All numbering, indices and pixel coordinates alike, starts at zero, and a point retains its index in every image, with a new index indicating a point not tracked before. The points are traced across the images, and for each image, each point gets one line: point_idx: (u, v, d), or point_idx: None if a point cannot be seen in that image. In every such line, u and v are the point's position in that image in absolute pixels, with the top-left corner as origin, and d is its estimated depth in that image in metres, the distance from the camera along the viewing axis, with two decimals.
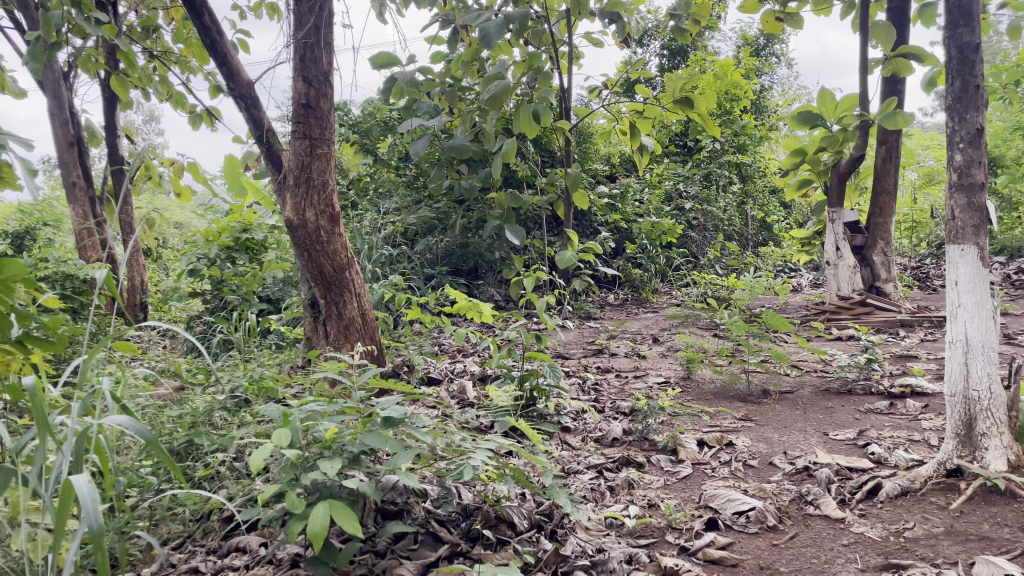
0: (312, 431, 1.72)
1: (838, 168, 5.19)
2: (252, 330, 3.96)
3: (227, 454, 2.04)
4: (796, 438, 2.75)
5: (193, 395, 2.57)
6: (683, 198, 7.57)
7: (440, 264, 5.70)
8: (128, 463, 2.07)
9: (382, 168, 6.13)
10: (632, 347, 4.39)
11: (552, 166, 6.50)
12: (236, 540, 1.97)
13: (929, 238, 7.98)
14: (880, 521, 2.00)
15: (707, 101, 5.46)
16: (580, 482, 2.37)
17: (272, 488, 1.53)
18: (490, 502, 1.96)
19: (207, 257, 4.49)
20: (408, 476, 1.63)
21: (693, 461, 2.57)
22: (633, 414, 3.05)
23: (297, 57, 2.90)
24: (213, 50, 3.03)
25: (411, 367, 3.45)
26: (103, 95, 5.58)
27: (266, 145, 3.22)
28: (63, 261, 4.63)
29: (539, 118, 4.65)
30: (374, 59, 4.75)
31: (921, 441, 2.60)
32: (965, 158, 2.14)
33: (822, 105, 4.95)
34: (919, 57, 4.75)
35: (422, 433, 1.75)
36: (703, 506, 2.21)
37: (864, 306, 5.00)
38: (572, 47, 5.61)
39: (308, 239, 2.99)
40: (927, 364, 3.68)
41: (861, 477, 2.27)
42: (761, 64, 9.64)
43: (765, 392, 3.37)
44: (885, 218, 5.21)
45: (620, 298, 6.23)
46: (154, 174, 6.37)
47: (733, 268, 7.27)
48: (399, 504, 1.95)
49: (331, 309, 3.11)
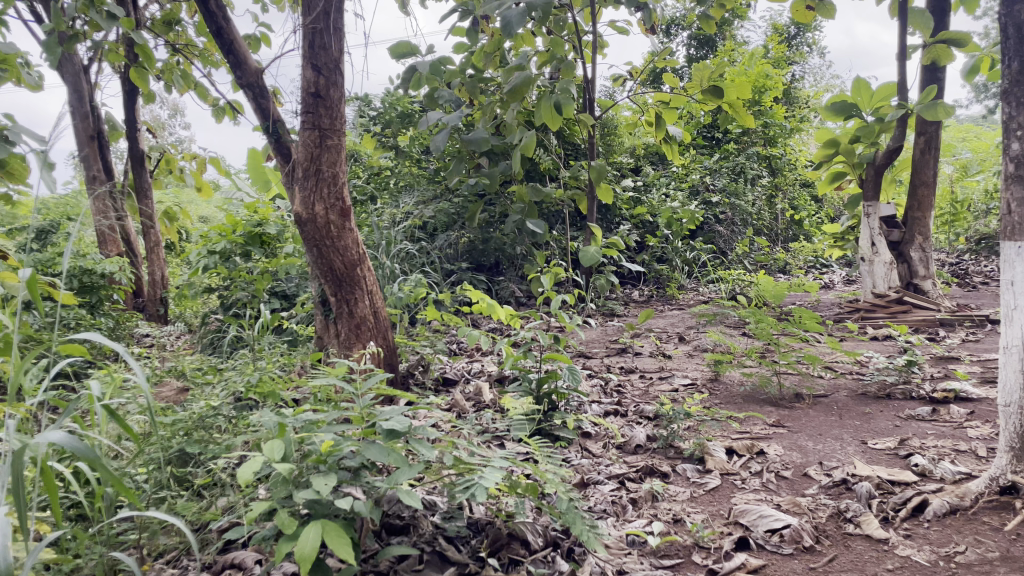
0: (308, 443, 1.59)
1: (875, 161, 4.97)
2: (266, 328, 3.86)
3: (226, 461, 1.91)
4: (833, 447, 2.58)
5: (196, 396, 2.46)
6: (710, 191, 7.38)
7: (461, 259, 5.57)
8: (122, 469, 1.96)
9: (403, 162, 5.95)
10: (657, 346, 4.24)
11: (575, 158, 6.35)
12: (232, 555, 1.86)
13: (967, 233, 7.70)
14: (927, 544, 1.83)
15: (735, 91, 5.28)
16: (600, 493, 2.23)
17: (260, 506, 1.41)
18: (501, 519, 1.83)
19: (218, 254, 4.33)
20: (409, 494, 1.50)
21: (722, 471, 2.41)
22: (657, 419, 2.90)
23: (305, 42, 2.79)
24: (219, 37, 2.93)
25: (426, 367, 3.33)
26: (124, 88, 5.51)
27: (274, 136, 3.10)
28: (82, 254, 4.55)
29: (562, 110, 4.48)
30: (393, 50, 4.62)
31: (968, 452, 2.43)
32: (1022, 146, 1.94)
33: (857, 95, 4.78)
34: (960, 43, 4.52)
35: (426, 447, 1.62)
36: (733, 522, 2.05)
37: (901, 304, 4.77)
38: (596, 36, 5.42)
39: (317, 234, 2.87)
40: (971, 367, 3.48)
41: (905, 493, 2.10)
42: (792, 53, 9.42)
43: (798, 397, 3.19)
44: (923, 212, 4.99)
45: (645, 294, 6.07)
46: (175, 168, 6.28)
47: (762, 264, 7.10)
48: (405, 518, 1.82)
49: (342, 307, 2.99)
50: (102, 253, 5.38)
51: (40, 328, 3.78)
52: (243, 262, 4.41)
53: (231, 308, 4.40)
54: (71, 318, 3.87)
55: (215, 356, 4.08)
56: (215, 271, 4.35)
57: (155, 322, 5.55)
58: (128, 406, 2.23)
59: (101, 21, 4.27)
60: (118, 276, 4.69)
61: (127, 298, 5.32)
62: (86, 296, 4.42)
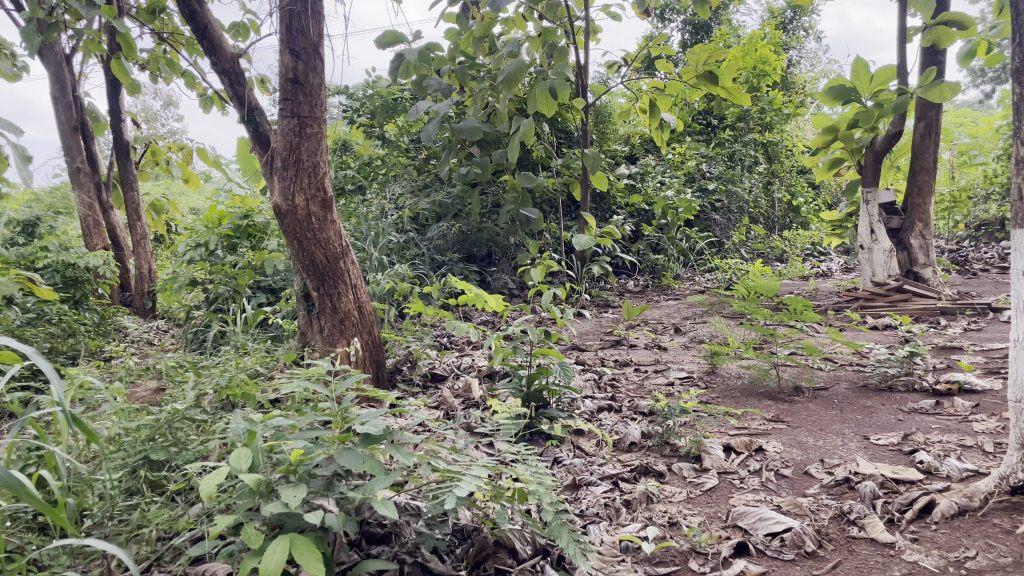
0: (277, 452, 1.49)
1: (874, 145, 4.86)
2: (251, 323, 3.76)
3: (198, 467, 1.80)
4: (834, 443, 2.48)
5: (171, 396, 2.35)
6: (706, 178, 7.28)
7: (453, 251, 5.46)
8: (87, 476, 1.85)
9: (392, 151, 5.86)
10: (653, 338, 4.14)
11: (569, 146, 6.25)
12: (203, 567, 1.74)
13: (967, 219, 7.61)
14: (935, 548, 1.73)
15: (732, 77, 5.15)
16: (593, 496, 2.14)
17: (225, 519, 1.31)
18: (488, 527, 1.74)
19: (204, 246, 4.25)
20: (384, 505, 1.40)
21: (720, 471, 2.32)
22: (653, 414, 2.80)
23: (283, 26, 2.66)
24: (193, 22, 2.82)
25: (414, 363, 3.24)
26: (107, 79, 5.37)
27: (253, 125, 2.98)
28: (65, 247, 4.41)
29: (556, 95, 4.34)
30: (379, 37, 4.50)
31: (975, 448, 2.33)
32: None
33: (855, 79, 4.68)
34: (961, 24, 4.41)
35: (404, 453, 1.52)
36: (731, 526, 1.96)
37: (900, 293, 4.67)
38: (589, 21, 5.31)
39: (298, 226, 2.76)
40: (975, 357, 3.39)
41: (911, 493, 2.00)
42: (788, 37, 9.31)
43: (797, 389, 3.09)
44: (923, 199, 4.90)
45: (640, 284, 5.97)
46: (161, 159, 6.09)
47: (758, 252, 7.03)
48: (386, 526, 1.73)
49: (325, 302, 2.88)
50: (88, 248, 5.30)
51: (21, 324, 3.67)
52: (228, 256, 4.29)
53: (214, 303, 4.31)
54: (53, 314, 3.76)
55: (201, 351, 3.98)
56: (199, 266, 4.23)
57: (143, 316, 5.44)
58: (102, 409, 2.14)
59: (80, 9, 4.11)
60: (103, 269, 4.56)
61: (112, 293, 5.21)
62: (69, 291, 4.28)
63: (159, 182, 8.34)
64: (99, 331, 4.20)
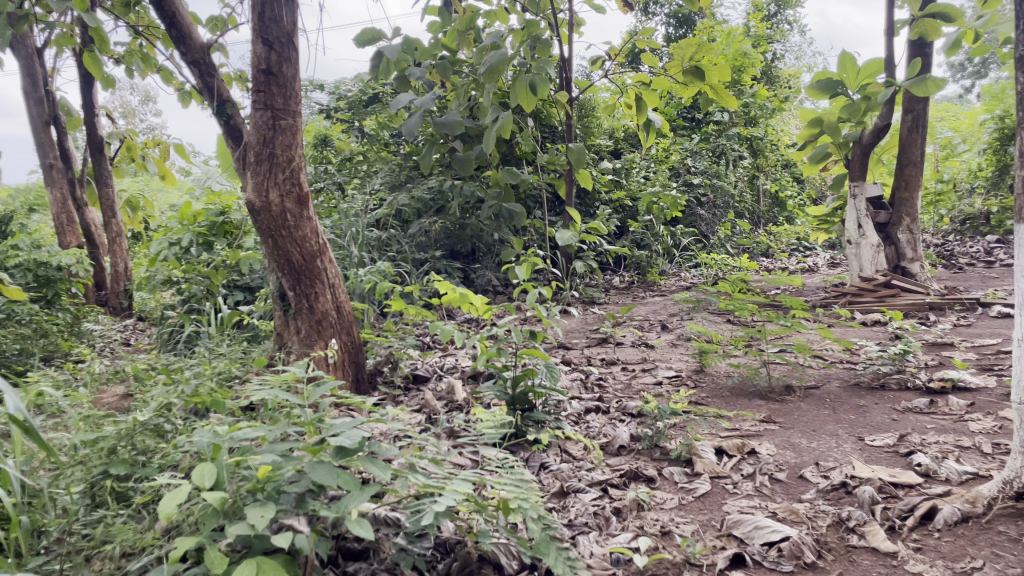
0: (245, 467, 1.39)
1: (862, 139, 4.80)
2: (227, 324, 3.64)
3: (165, 478, 1.68)
4: (828, 445, 2.41)
5: (139, 403, 2.24)
6: (691, 172, 7.23)
7: (436, 247, 5.36)
8: (46, 488, 1.72)
9: (374, 146, 5.76)
10: (640, 336, 4.07)
11: (552, 140, 6.16)
12: None
13: (951, 213, 7.60)
14: (939, 558, 1.66)
15: (717, 72, 5.08)
16: (581, 505, 2.06)
17: (186, 543, 1.21)
18: (472, 542, 1.65)
19: (179, 244, 4.11)
20: (359, 525, 1.29)
21: (712, 475, 2.24)
22: (642, 416, 2.72)
23: (254, 14, 2.54)
24: (161, 11, 2.69)
25: (395, 364, 3.14)
26: (80, 73, 5.20)
27: (224, 118, 2.87)
28: (37, 246, 4.24)
29: (537, 90, 4.23)
30: (358, 34, 4.40)
31: (972, 449, 2.27)
32: None
33: (842, 71, 4.62)
34: (949, 16, 4.36)
35: (380, 465, 1.42)
36: (726, 535, 1.88)
37: (888, 288, 4.61)
38: (572, 14, 5.21)
39: (272, 224, 2.65)
40: (966, 354, 3.33)
41: (911, 499, 1.93)
42: (772, 31, 9.27)
43: (788, 388, 3.02)
44: (911, 193, 4.85)
45: (625, 280, 5.90)
46: (137, 155, 5.92)
47: (744, 247, 6.98)
48: (365, 541, 1.63)
49: (302, 302, 2.78)
50: (61, 245, 5.19)
51: None
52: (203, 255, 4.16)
53: (188, 303, 4.18)
54: (23, 314, 3.59)
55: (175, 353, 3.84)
56: (173, 265, 4.10)
57: (119, 315, 5.32)
58: (66, 419, 2.02)
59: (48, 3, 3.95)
60: (76, 267, 4.40)
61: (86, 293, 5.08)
62: (40, 291, 4.10)
63: (137, 178, 8.16)
64: (71, 332, 4.03)
